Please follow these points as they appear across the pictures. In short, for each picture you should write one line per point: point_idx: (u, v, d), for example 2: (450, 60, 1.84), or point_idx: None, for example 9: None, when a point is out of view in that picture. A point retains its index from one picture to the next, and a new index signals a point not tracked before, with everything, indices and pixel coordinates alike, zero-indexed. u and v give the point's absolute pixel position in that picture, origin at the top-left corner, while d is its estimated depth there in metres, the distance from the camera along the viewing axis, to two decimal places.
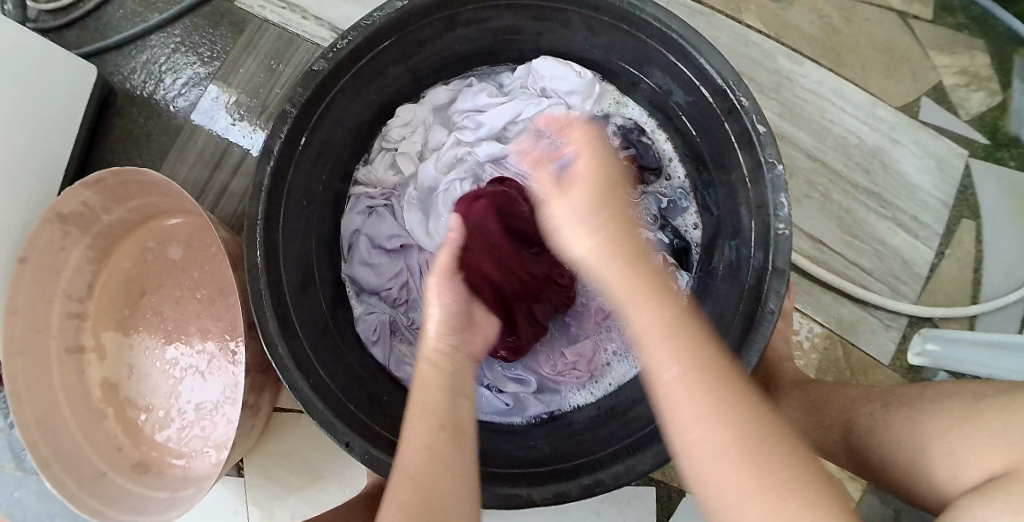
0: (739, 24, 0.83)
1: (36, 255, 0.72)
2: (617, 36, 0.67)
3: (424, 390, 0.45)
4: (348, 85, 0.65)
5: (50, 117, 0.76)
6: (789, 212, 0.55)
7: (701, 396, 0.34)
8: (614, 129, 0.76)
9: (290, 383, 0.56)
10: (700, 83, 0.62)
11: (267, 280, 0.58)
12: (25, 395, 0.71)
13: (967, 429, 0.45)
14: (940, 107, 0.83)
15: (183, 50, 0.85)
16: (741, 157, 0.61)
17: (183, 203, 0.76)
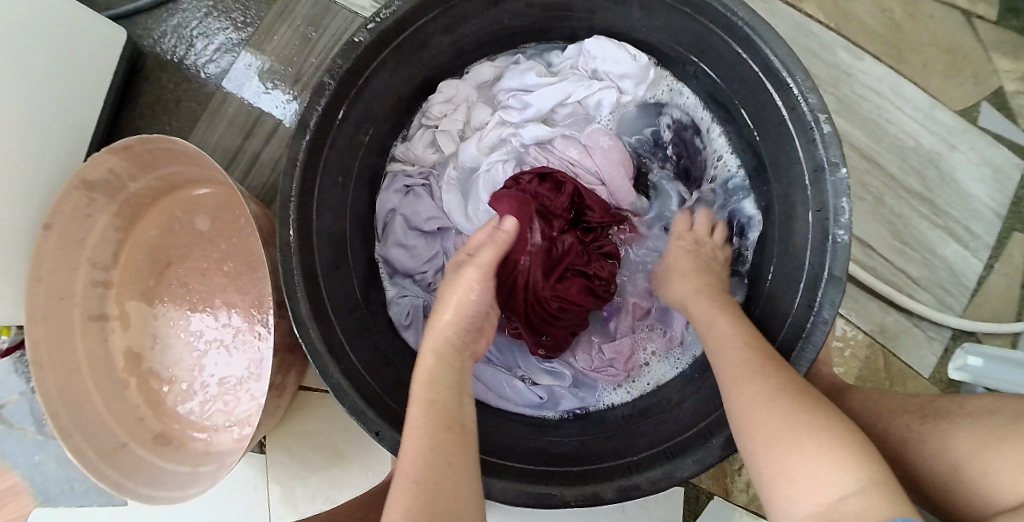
0: (799, 13, 0.80)
1: (60, 222, 0.69)
2: (679, 19, 0.64)
3: (431, 385, 0.50)
4: (391, 57, 0.62)
5: (79, 81, 0.74)
6: (850, 219, 0.53)
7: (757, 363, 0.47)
8: (670, 124, 0.76)
9: (320, 369, 0.54)
10: (763, 76, 0.59)
11: (299, 258, 0.56)
12: (48, 363, 0.70)
13: (1006, 447, 0.44)
14: (999, 113, 0.80)
15: (216, 14, 0.82)
16: (799, 155, 0.58)
17: (211, 174, 0.74)
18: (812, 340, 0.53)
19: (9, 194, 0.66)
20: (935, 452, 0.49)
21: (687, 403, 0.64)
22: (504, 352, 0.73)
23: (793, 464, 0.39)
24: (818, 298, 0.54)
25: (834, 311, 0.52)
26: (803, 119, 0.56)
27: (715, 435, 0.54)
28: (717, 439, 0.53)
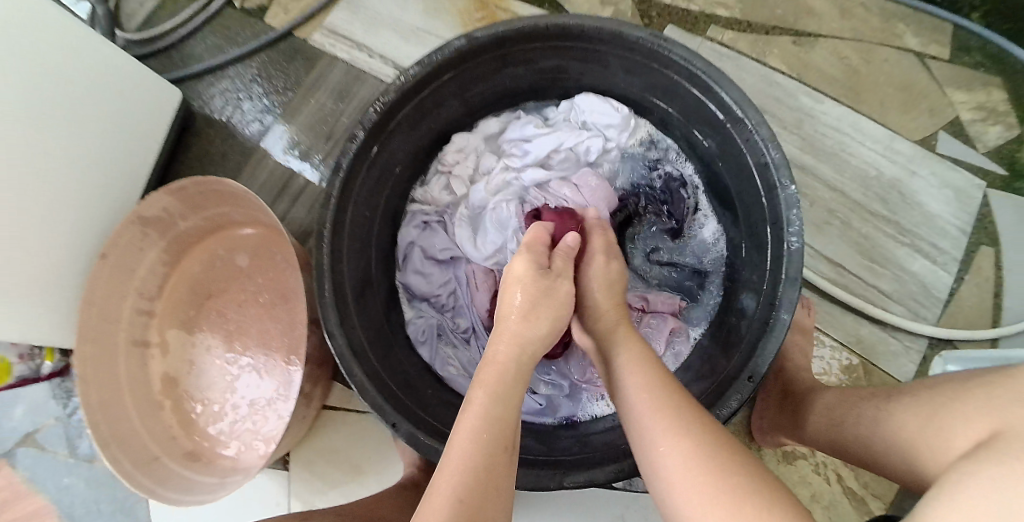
0: (764, 67, 0.90)
1: (116, 253, 0.79)
2: (653, 74, 0.72)
3: (505, 403, 0.47)
4: (410, 113, 0.72)
5: (143, 141, 0.85)
6: (801, 227, 0.60)
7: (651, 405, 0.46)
8: (658, 170, 0.83)
9: (346, 370, 0.61)
10: (719, 113, 0.67)
11: (331, 278, 0.64)
12: (93, 378, 0.77)
13: (965, 406, 0.41)
14: (957, 140, 0.87)
15: (260, 80, 0.95)
16: (757, 180, 0.66)
17: (253, 214, 0.84)
18: (774, 336, 0.58)
19: (77, 228, 0.76)
20: (886, 431, 0.49)
21: None
22: None
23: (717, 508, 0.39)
24: (777, 297, 0.60)
25: (794, 308, 0.58)
26: (758, 150, 0.64)
27: None
28: None
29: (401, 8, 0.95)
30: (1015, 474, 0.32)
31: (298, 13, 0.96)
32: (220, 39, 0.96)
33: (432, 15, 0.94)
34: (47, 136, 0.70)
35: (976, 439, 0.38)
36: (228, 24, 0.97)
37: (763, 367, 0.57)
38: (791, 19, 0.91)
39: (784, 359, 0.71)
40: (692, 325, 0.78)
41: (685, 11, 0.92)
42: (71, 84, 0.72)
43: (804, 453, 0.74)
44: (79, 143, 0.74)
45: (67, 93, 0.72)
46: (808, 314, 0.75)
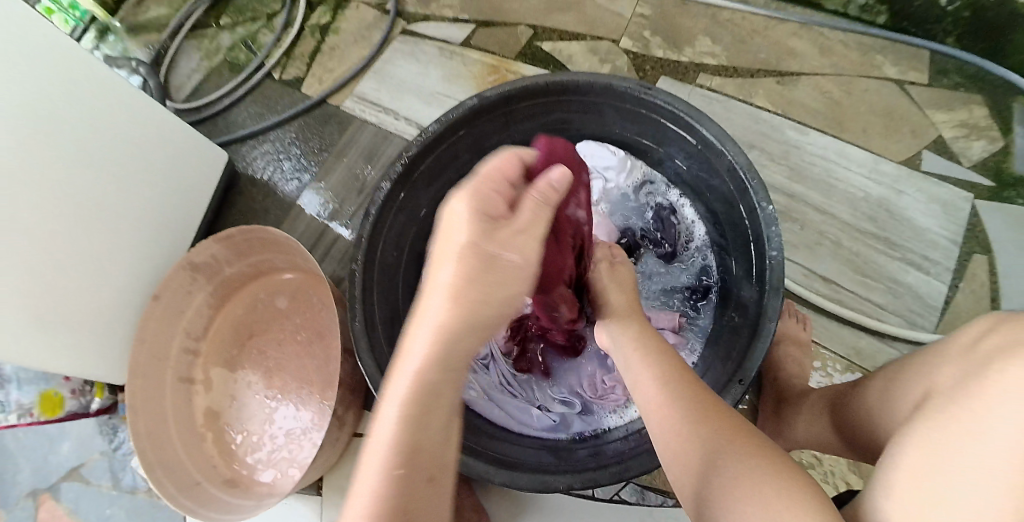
0: (751, 106, 0.91)
1: (167, 295, 0.86)
2: (642, 119, 0.69)
3: (420, 431, 0.41)
4: (431, 168, 0.71)
5: (188, 194, 0.94)
6: (780, 239, 0.58)
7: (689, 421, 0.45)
8: (648, 202, 0.80)
9: (376, 387, 0.61)
10: (686, 134, 0.66)
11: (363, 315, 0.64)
12: (142, 408, 0.83)
13: (911, 371, 0.46)
14: (941, 157, 0.87)
15: (298, 142, 1.02)
16: (738, 200, 0.64)
17: (290, 256, 0.88)
18: (763, 338, 0.57)
19: (128, 272, 0.84)
20: (854, 411, 0.53)
21: None
22: (523, 385, 0.80)
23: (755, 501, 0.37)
24: (763, 307, 0.59)
25: (776, 313, 0.57)
26: (741, 180, 0.62)
27: None
28: None
29: (421, 74, 1.01)
30: (941, 417, 0.36)
31: (330, 84, 1.04)
32: (261, 107, 1.06)
33: (448, 79, 0.99)
34: (101, 191, 0.78)
35: (915, 400, 0.43)
36: (268, 94, 1.07)
37: (752, 371, 0.56)
38: (773, 62, 0.94)
39: (781, 373, 0.73)
40: (688, 343, 0.73)
41: (676, 63, 0.95)
42: (127, 141, 0.81)
43: (812, 462, 0.73)
44: (132, 195, 0.83)
45: (117, 153, 0.80)
46: (803, 328, 0.76)
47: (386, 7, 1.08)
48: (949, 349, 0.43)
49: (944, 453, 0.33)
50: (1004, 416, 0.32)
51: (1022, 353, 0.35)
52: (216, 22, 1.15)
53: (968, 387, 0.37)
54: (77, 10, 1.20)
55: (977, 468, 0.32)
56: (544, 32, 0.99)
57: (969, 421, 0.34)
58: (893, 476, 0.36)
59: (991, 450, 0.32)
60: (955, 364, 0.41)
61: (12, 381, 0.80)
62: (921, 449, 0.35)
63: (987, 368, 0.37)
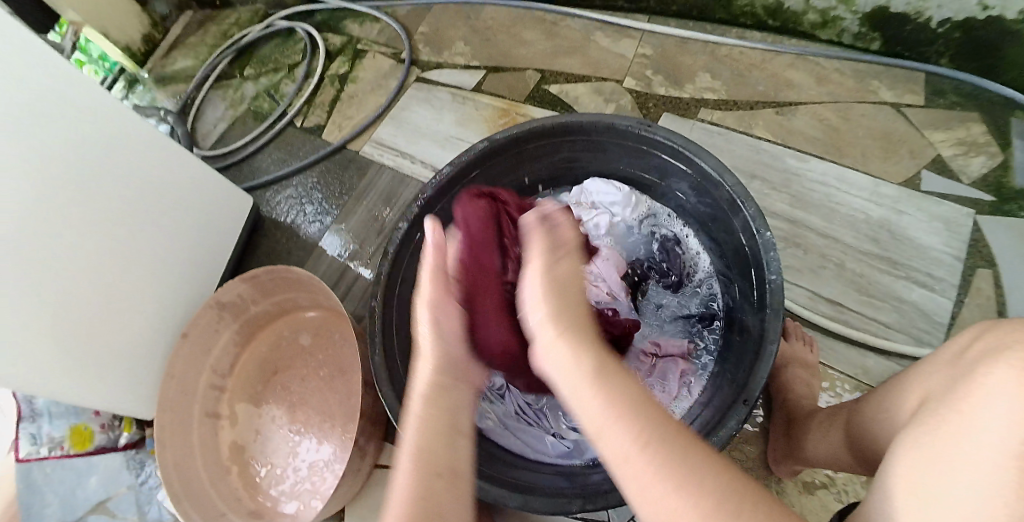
0: (751, 137, 0.94)
1: (195, 332, 0.89)
2: (640, 155, 0.73)
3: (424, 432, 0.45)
4: (445, 208, 0.74)
5: (215, 232, 0.98)
6: (779, 263, 0.60)
7: (662, 464, 0.35)
8: (653, 235, 0.82)
9: (394, 416, 0.63)
10: (681, 164, 0.69)
11: (383, 351, 0.66)
12: (169, 442, 0.85)
13: (913, 374, 0.48)
14: (941, 176, 0.89)
15: (320, 187, 1.06)
16: (736, 224, 0.66)
17: (312, 294, 0.92)
18: (764, 360, 0.58)
19: (157, 310, 0.88)
20: (857, 427, 0.55)
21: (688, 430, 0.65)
22: (537, 411, 0.80)
23: None
24: (764, 328, 0.61)
25: (777, 331, 0.58)
26: (735, 204, 0.64)
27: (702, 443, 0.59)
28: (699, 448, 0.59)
29: (436, 119, 1.05)
30: (935, 423, 0.38)
31: (349, 130, 1.09)
32: (284, 153, 1.11)
33: (461, 123, 1.03)
34: (132, 234, 0.83)
35: (909, 407, 0.46)
36: (290, 140, 1.12)
37: (757, 390, 0.57)
38: (772, 93, 0.97)
39: (797, 397, 0.74)
40: (699, 370, 0.74)
41: (677, 99, 0.98)
42: (154, 185, 0.86)
43: (824, 483, 0.74)
44: (161, 234, 0.88)
45: (148, 198, 0.85)
46: (810, 351, 0.78)
47: (400, 55, 1.14)
48: (939, 359, 0.46)
49: (936, 457, 0.36)
50: (990, 418, 0.35)
51: (1004, 357, 0.37)
52: (240, 73, 1.22)
53: (956, 392, 0.39)
54: (106, 61, 1.28)
55: (967, 466, 0.34)
56: (552, 74, 1.04)
57: (959, 423, 0.36)
58: (891, 481, 0.38)
59: (981, 449, 0.34)
60: (945, 372, 0.43)
61: (43, 416, 0.89)
62: (920, 453, 0.37)
63: (972, 375, 0.39)
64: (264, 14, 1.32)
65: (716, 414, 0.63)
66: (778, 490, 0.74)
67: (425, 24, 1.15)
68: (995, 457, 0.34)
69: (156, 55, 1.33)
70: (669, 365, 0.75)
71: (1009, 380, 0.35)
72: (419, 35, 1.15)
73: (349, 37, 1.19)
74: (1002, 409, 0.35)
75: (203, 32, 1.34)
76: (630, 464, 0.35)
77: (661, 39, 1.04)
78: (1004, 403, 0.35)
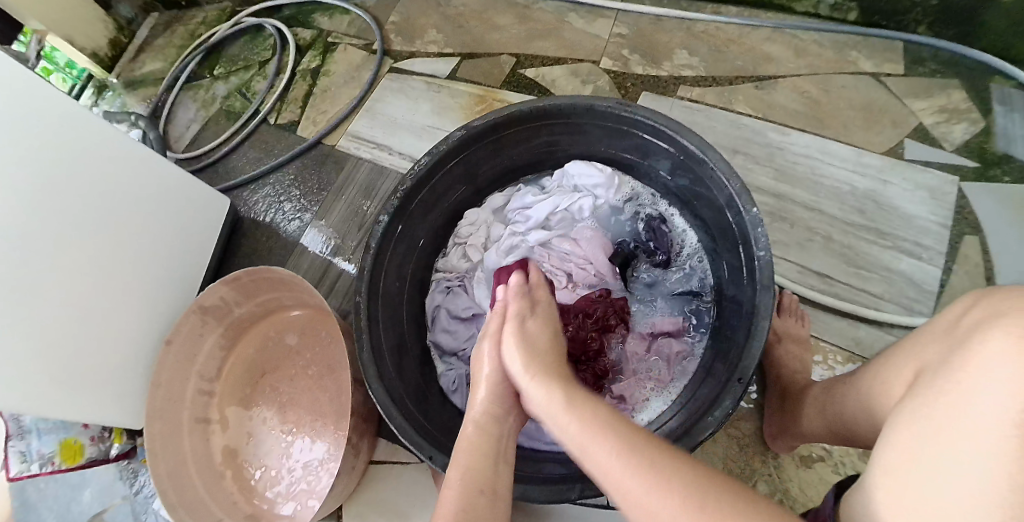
0: (732, 112, 0.93)
1: (179, 339, 0.87)
2: (620, 135, 0.72)
3: (471, 456, 0.52)
4: (424, 198, 0.72)
5: (194, 229, 0.96)
6: (767, 239, 0.59)
7: (634, 466, 0.39)
8: (638, 214, 0.81)
9: (385, 413, 0.61)
10: (663, 142, 0.68)
11: (371, 348, 0.64)
12: (161, 452, 0.83)
13: (906, 347, 0.48)
14: (923, 144, 0.89)
15: (297, 183, 1.04)
16: (723, 202, 0.65)
17: (296, 293, 0.90)
18: (758, 336, 0.57)
19: (138, 317, 0.86)
20: (849, 399, 0.55)
21: (684, 410, 0.64)
22: None
23: None
24: (754, 305, 0.60)
25: (768, 307, 0.58)
26: (721, 182, 0.63)
27: (699, 422, 0.58)
28: (696, 428, 0.57)
29: (412, 110, 1.03)
30: (933, 397, 0.38)
31: (325, 124, 1.07)
32: (260, 152, 1.09)
33: (438, 113, 1.01)
34: (108, 245, 0.81)
35: (907, 379, 0.45)
36: (265, 139, 1.10)
37: (751, 368, 0.56)
38: (751, 68, 0.96)
39: (791, 373, 0.73)
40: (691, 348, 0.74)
41: (655, 77, 0.97)
42: (124, 189, 0.83)
43: (821, 456, 0.74)
44: (138, 238, 0.85)
45: (121, 206, 0.83)
46: (803, 325, 0.78)
47: (373, 47, 1.12)
48: (936, 328, 0.45)
49: (935, 426, 0.36)
50: (990, 388, 0.34)
51: (997, 326, 0.37)
52: (210, 73, 1.19)
53: (954, 361, 0.39)
54: (73, 69, 1.24)
55: (969, 436, 0.34)
56: (527, 59, 1.02)
57: (956, 394, 0.36)
58: (890, 454, 0.38)
59: (979, 424, 0.34)
60: (943, 341, 0.43)
61: (32, 432, 0.84)
62: (919, 426, 0.37)
63: (970, 343, 0.38)
64: (231, 13, 1.29)
65: (711, 393, 0.61)
66: (776, 465, 0.74)
67: (396, 14, 1.13)
68: (994, 425, 0.33)
69: (123, 59, 1.30)
70: (662, 346, 0.74)
71: (1006, 347, 0.35)
72: (391, 26, 1.12)
73: (320, 31, 1.17)
74: (1000, 376, 0.34)
75: (170, 33, 1.31)
76: (609, 470, 0.41)
77: (636, 18, 1.02)
78: (999, 372, 0.34)
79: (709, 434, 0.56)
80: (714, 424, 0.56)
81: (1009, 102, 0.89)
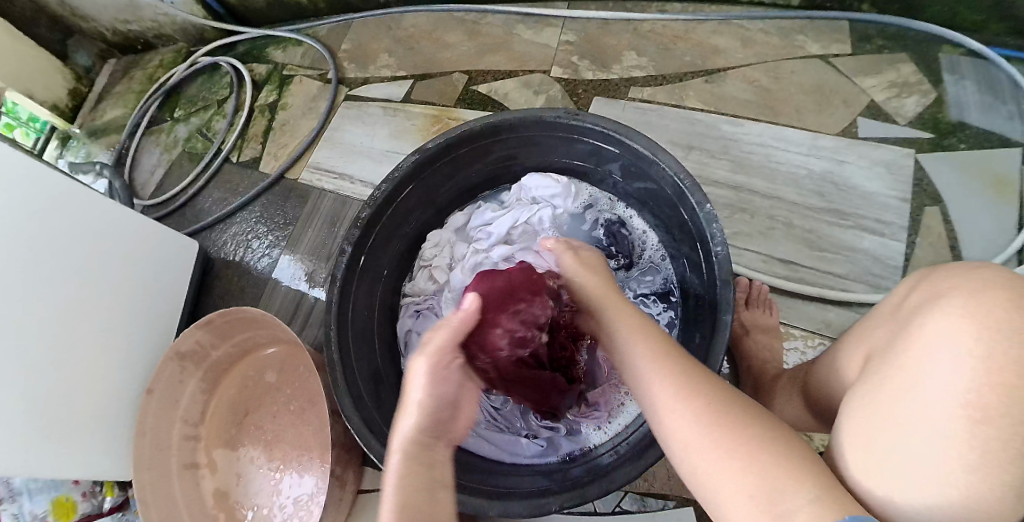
0: (685, 108, 0.94)
1: (160, 387, 0.87)
2: (571, 144, 0.73)
3: (404, 491, 0.49)
4: (386, 223, 0.73)
5: (168, 273, 0.96)
6: (722, 235, 0.60)
7: (681, 390, 0.46)
8: (597, 220, 0.82)
9: (364, 444, 0.61)
10: (611, 146, 0.69)
11: (344, 380, 0.64)
12: (152, 501, 0.82)
13: (857, 329, 0.49)
14: (876, 121, 0.90)
15: (264, 220, 1.04)
16: (678, 202, 0.66)
17: (272, 330, 0.90)
18: (721, 332, 0.58)
19: (118, 368, 0.85)
20: (817, 386, 0.56)
21: None
22: (505, 413, 0.77)
23: (743, 484, 0.40)
24: (716, 300, 0.60)
25: (728, 303, 0.58)
26: (673, 181, 0.64)
27: None
28: None
29: (371, 134, 1.04)
30: (882, 384, 0.39)
31: (287, 157, 1.07)
32: (224, 191, 1.09)
33: (396, 135, 1.02)
34: (83, 297, 0.81)
35: (860, 364, 0.46)
36: (229, 178, 1.10)
37: (716, 365, 0.57)
38: (699, 63, 0.97)
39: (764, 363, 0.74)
40: None
41: (606, 81, 0.98)
42: (98, 243, 0.83)
43: (801, 441, 0.74)
44: (114, 290, 0.85)
45: (98, 256, 0.83)
46: (770, 314, 0.79)
47: (327, 76, 1.12)
48: (881, 311, 0.46)
49: (888, 414, 0.37)
50: (939, 369, 0.36)
51: (936, 308, 0.38)
52: (170, 116, 1.19)
53: (898, 345, 0.40)
54: (37, 122, 1.23)
55: (920, 420, 0.35)
56: (479, 75, 1.03)
57: (902, 379, 0.37)
58: (848, 440, 0.40)
59: (933, 407, 0.35)
60: (889, 325, 0.44)
61: (23, 494, 0.80)
62: (872, 413, 0.38)
63: (911, 324, 0.39)
64: (187, 53, 1.29)
65: None
66: None
67: (347, 41, 1.14)
68: (946, 407, 0.35)
69: (84, 109, 1.29)
70: None
71: (949, 328, 0.36)
72: (343, 53, 1.13)
73: (274, 64, 1.17)
74: (945, 357, 0.36)
75: (128, 80, 1.31)
76: (665, 397, 0.47)
77: (583, 23, 1.03)
78: (946, 353, 0.36)
79: None
80: None
81: (957, 70, 0.91)
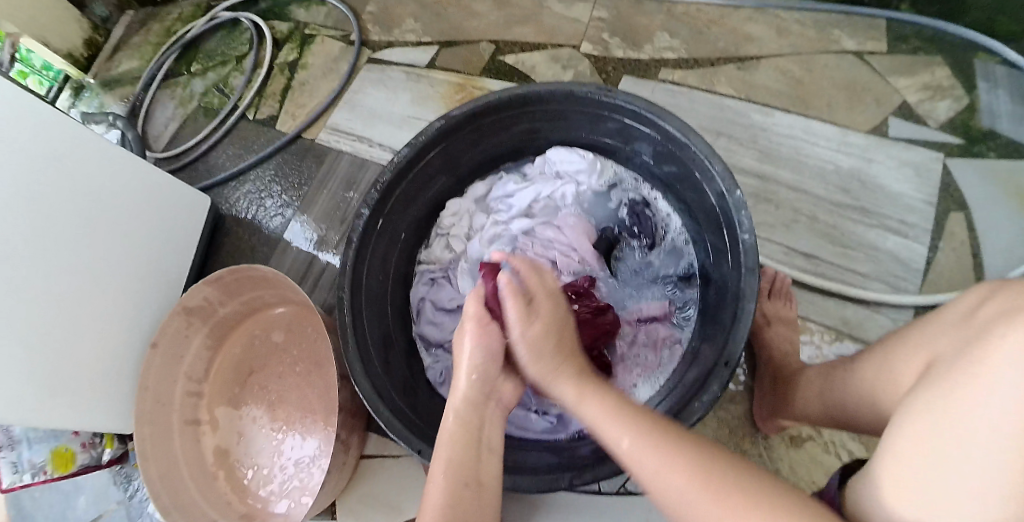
0: (713, 94, 0.93)
1: (165, 341, 0.86)
2: (599, 120, 0.71)
3: (452, 447, 0.54)
4: (408, 187, 0.72)
5: (177, 229, 0.95)
6: (750, 221, 0.59)
7: (653, 443, 0.42)
8: (622, 200, 0.81)
9: (372, 409, 0.60)
10: (642, 125, 0.67)
11: (355, 341, 0.63)
12: (151, 455, 0.82)
13: (919, 332, 0.48)
14: (907, 121, 0.88)
15: (278, 179, 1.03)
16: (705, 185, 0.64)
17: (282, 291, 0.89)
18: (742, 320, 0.57)
19: (123, 322, 0.85)
20: (852, 385, 0.55)
21: (671, 395, 0.63)
22: None
23: None
24: (739, 288, 0.59)
25: (751, 292, 0.57)
26: (701, 163, 0.62)
27: (690, 403, 0.57)
28: (688, 409, 0.57)
29: (391, 100, 1.02)
30: (947, 391, 0.37)
31: (304, 118, 1.05)
32: (240, 148, 1.08)
33: (417, 102, 1.01)
34: (92, 261, 0.80)
35: (918, 368, 0.45)
36: (244, 135, 1.08)
37: (737, 351, 0.56)
38: (732, 49, 0.95)
39: (781, 355, 0.73)
40: (678, 332, 0.74)
41: (636, 61, 0.96)
42: (111, 197, 0.82)
43: (811, 436, 0.74)
44: (124, 243, 0.85)
45: (103, 228, 0.81)
46: (789, 306, 0.78)
47: (350, 37, 1.10)
48: (947, 319, 0.45)
49: (948, 421, 0.35)
50: (1012, 380, 0.34)
51: (1021, 317, 0.36)
52: (187, 70, 1.17)
53: (972, 351, 0.38)
54: (50, 71, 1.20)
55: (982, 429, 0.34)
56: (507, 45, 1.01)
57: (970, 388, 0.35)
58: (896, 446, 0.38)
59: (999, 418, 0.33)
60: (957, 332, 0.42)
61: (22, 442, 0.79)
62: (927, 419, 0.37)
63: (990, 334, 0.38)
64: (206, 8, 1.27)
65: (703, 370, 0.61)
66: (765, 447, 0.74)
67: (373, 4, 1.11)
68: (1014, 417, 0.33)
69: (99, 59, 1.27)
70: (649, 331, 0.74)
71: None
72: (367, 15, 1.11)
73: (296, 23, 1.15)
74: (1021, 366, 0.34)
75: (146, 32, 1.29)
76: (631, 451, 0.43)
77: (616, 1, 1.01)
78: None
79: (699, 418, 0.55)
80: (703, 406, 0.56)
81: (991, 77, 0.89)
